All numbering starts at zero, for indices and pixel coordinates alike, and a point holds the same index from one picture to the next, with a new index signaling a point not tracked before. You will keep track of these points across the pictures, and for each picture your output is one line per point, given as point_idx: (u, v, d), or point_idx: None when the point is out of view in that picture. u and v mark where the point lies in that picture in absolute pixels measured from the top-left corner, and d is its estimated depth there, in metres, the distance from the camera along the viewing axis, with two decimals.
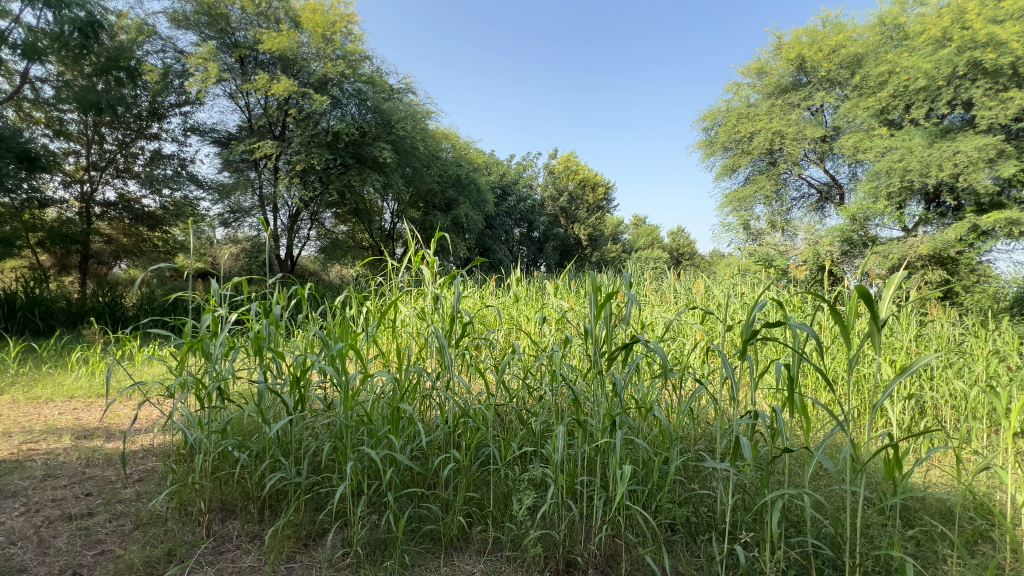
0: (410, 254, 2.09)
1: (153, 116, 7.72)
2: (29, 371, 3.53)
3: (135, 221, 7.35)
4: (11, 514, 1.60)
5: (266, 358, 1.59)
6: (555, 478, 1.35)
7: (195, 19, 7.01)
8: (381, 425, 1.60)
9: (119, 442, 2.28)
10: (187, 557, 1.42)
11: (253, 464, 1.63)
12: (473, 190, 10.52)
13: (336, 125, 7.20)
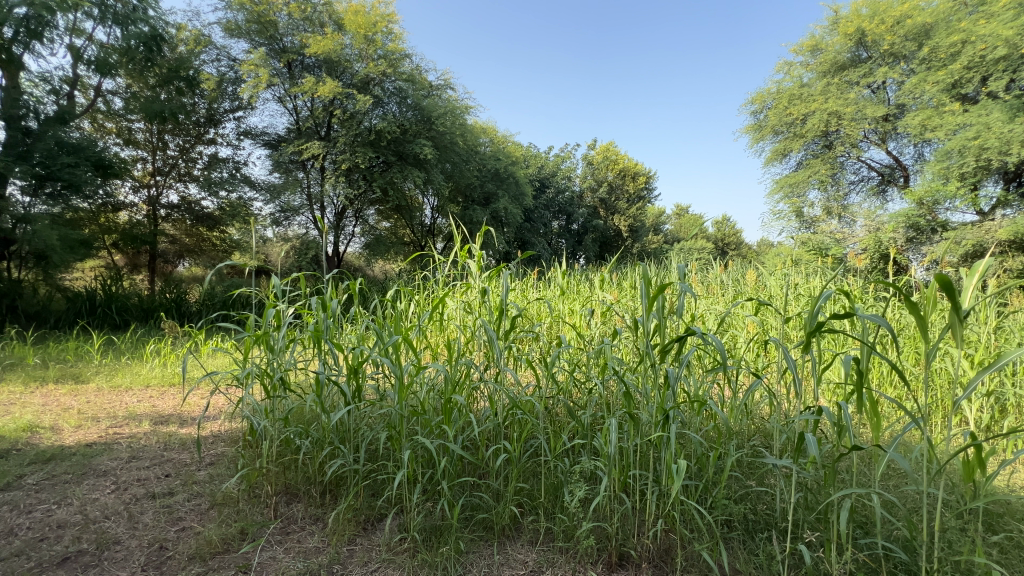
0: (457, 248, 2.12)
1: (210, 122, 8.18)
2: (110, 362, 3.86)
3: (196, 221, 7.83)
4: (103, 492, 1.76)
5: (325, 350, 1.67)
6: (607, 470, 1.35)
7: (247, 27, 7.34)
8: (433, 416, 1.65)
9: (191, 428, 2.46)
10: (258, 536, 1.51)
11: (315, 451, 1.72)
12: (512, 184, 10.54)
13: (378, 124, 7.36)
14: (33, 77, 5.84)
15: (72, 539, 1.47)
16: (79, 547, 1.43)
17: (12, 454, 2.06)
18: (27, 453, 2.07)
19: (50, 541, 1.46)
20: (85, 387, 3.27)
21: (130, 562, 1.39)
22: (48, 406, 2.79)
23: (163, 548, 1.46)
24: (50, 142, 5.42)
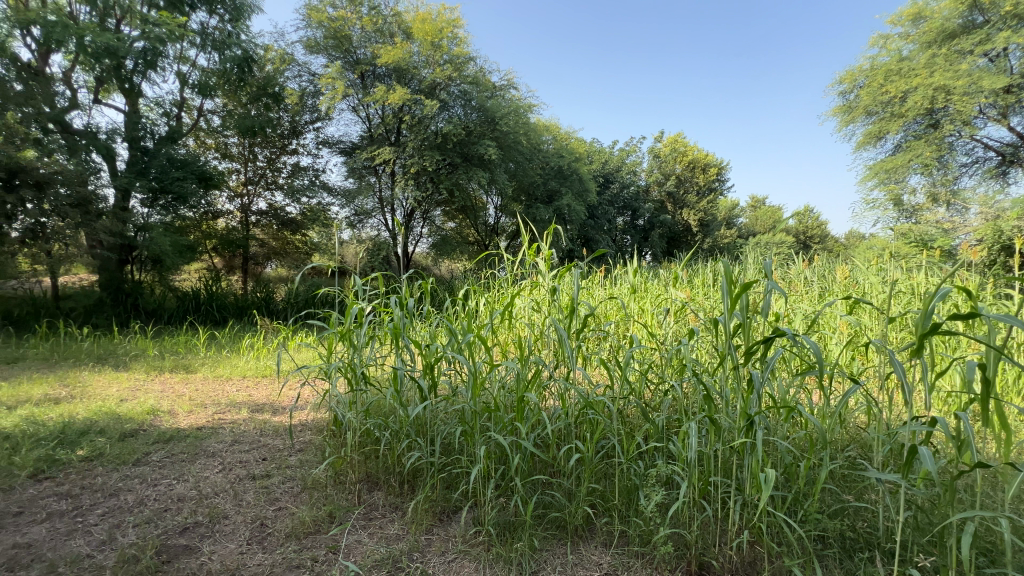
0: (526, 247, 2.13)
1: (293, 134, 8.80)
2: (213, 354, 4.30)
3: (281, 226, 8.49)
4: (211, 471, 1.97)
5: (404, 347, 1.74)
6: (686, 476, 1.30)
7: (324, 43, 7.84)
8: (506, 413, 1.67)
9: (283, 417, 2.69)
10: (344, 520, 1.62)
11: (394, 442, 1.81)
12: (575, 180, 10.44)
13: (444, 127, 7.56)
14: (149, 102, 6.64)
15: (189, 511, 1.65)
16: (195, 519, 1.61)
17: (139, 434, 2.36)
18: (150, 434, 2.36)
19: (172, 512, 1.65)
20: (194, 377, 3.67)
21: (236, 535, 1.54)
22: (165, 393, 3.17)
23: (263, 525, 1.60)
24: (162, 160, 6.16)
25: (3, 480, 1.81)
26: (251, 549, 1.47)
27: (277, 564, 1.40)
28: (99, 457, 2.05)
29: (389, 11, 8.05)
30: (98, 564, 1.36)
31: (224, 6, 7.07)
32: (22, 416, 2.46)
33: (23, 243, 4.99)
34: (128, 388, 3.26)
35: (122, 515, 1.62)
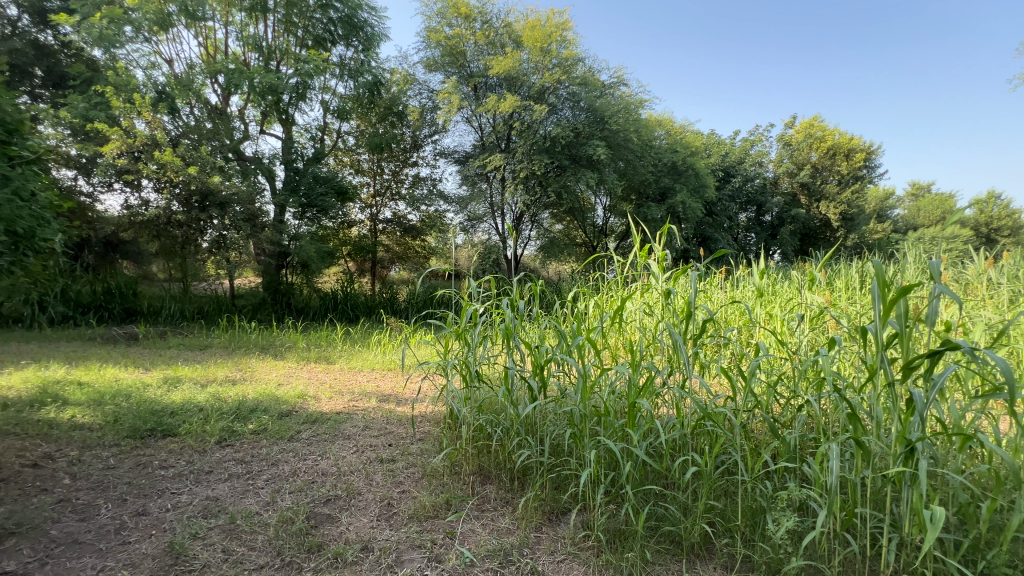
0: (637, 248, 2.06)
1: (414, 147, 9.30)
2: (349, 348, 4.87)
3: (404, 233, 9.25)
4: (348, 452, 2.22)
5: (516, 347, 1.80)
6: (827, 505, 1.15)
7: (442, 61, 8.39)
8: (616, 418, 1.64)
9: (406, 408, 2.95)
10: (460, 508, 1.72)
11: (505, 439, 1.88)
12: (691, 176, 9.82)
13: (553, 130, 7.61)
14: (300, 129, 7.73)
15: (331, 485, 1.88)
16: (335, 492, 1.83)
17: (292, 414, 2.75)
18: (301, 415, 2.74)
19: (318, 483, 1.90)
20: (334, 367, 4.19)
21: (368, 511, 1.71)
22: (311, 380, 3.65)
23: (389, 505, 1.76)
24: (310, 178, 7.13)
25: (198, 444, 2.24)
26: (380, 525, 1.63)
27: (402, 541, 1.54)
28: (263, 431, 2.44)
29: (500, 23, 8.35)
30: (264, 521, 1.61)
31: (358, 38, 7.97)
32: (210, 393, 3.02)
33: (210, 251, 6.18)
34: (284, 374, 3.83)
35: (281, 482, 1.91)
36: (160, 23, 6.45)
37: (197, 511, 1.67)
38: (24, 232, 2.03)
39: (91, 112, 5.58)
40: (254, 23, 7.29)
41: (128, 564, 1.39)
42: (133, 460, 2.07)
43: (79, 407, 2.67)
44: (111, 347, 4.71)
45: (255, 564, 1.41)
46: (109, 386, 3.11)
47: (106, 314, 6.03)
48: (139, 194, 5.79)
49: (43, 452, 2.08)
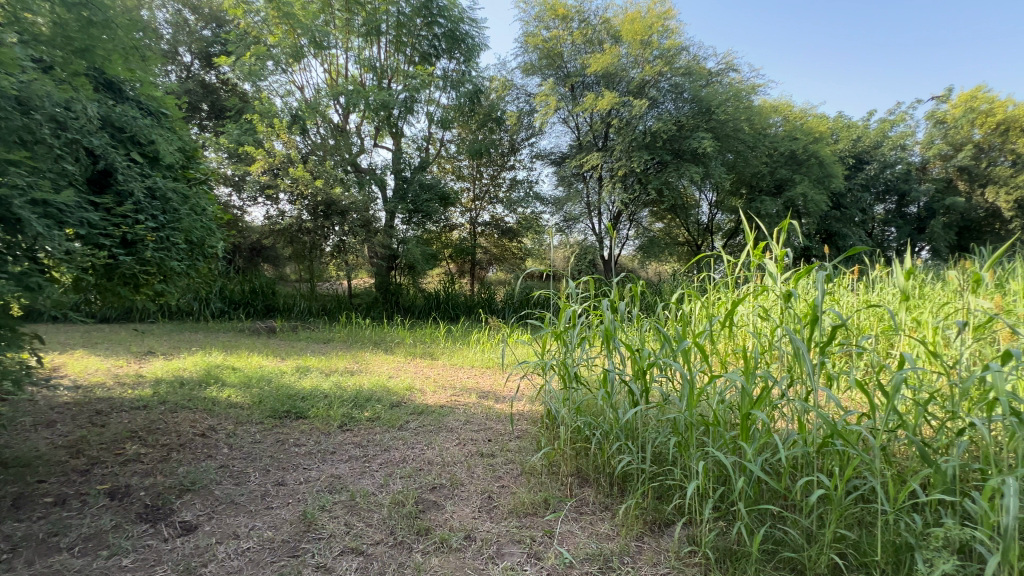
0: (751, 246, 1.90)
1: (511, 151, 9.49)
2: (451, 346, 5.13)
3: (501, 235, 9.50)
4: (451, 443, 2.35)
5: (617, 350, 1.76)
6: (1000, 551, 0.96)
7: (539, 64, 8.47)
8: (726, 430, 1.53)
9: (504, 405, 3.04)
10: (558, 508, 1.73)
11: (605, 443, 1.85)
12: (813, 165, 8.80)
13: (653, 125, 7.27)
14: (408, 140, 8.32)
15: (436, 474, 2.00)
16: (440, 480, 1.94)
17: (401, 405, 2.98)
18: (409, 406, 2.96)
19: (425, 471, 2.03)
20: (438, 363, 4.45)
21: (470, 502, 1.79)
22: (417, 374, 3.92)
23: (490, 497, 1.82)
24: (417, 185, 7.65)
25: (324, 427, 2.52)
26: (481, 516, 1.70)
27: (502, 534, 1.58)
28: (377, 419, 2.68)
29: (598, 20, 8.22)
30: (378, 501, 1.76)
31: (460, 50, 8.39)
32: (333, 382, 3.39)
33: (332, 255, 6.90)
34: (394, 368, 4.15)
35: (393, 466, 2.08)
36: (294, 55, 7.37)
37: (323, 486, 1.88)
38: (195, 239, 2.45)
39: (242, 137, 6.55)
40: (370, 46, 7.99)
41: (271, 526, 1.60)
42: (274, 436, 2.39)
43: (234, 388, 3.15)
44: (255, 338, 5.48)
45: (372, 539, 1.54)
46: (254, 372, 3.63)
47: (251, 310, 7.06)
48: (277, 206, 6.66)
49: (208, 424, 2.49)
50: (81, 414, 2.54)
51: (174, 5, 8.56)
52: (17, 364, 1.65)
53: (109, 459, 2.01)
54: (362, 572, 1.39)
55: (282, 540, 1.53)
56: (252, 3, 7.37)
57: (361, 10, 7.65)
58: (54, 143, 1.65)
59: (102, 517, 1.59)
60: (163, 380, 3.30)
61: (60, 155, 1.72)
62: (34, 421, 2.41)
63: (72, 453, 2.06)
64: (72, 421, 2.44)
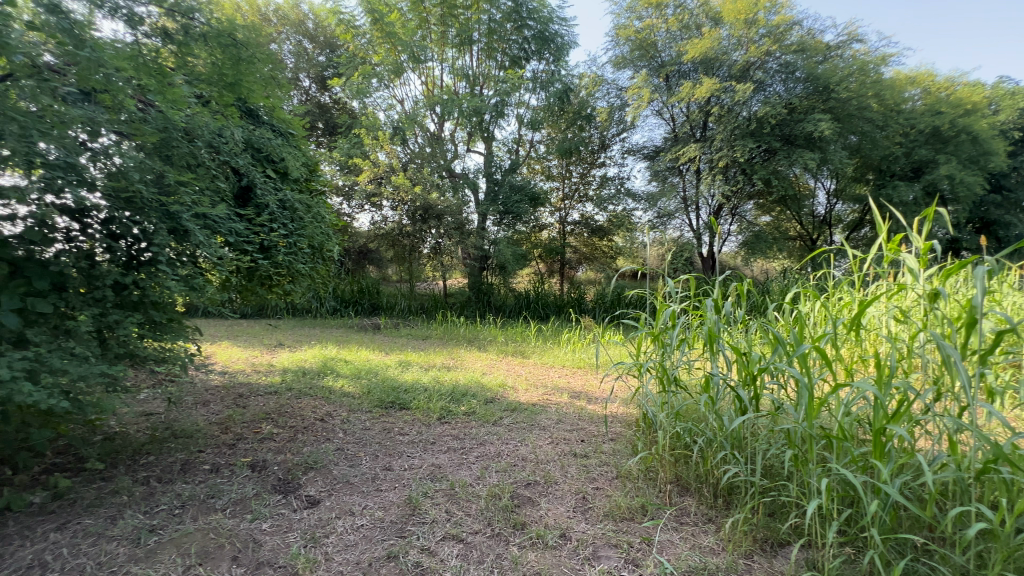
0: (884, 240, 1.67)
1: (602, 149, 9.25)
2: (542, 345, 5.17)
3: (591, 234, 9.35)
4: (544, 442, 2.37)
5: (723, 353, 1.64)
6: None
7: (631, 56, 8.19)
8: (854, 446, 1.37)
9: (597, 406, 3.00)
10: (657, 516, 1.67)
11: (708, 452, 1.74)
12: (963, 142, 7.50)
13: (760, 110, 6.64)
14: (499, 143, 8.53)
15: (530, 470, 2.02)
16: (535, 477, 1.96)
17: (495, 401, 3.07)
18: (503, 402, 3.04)
19: (519, 467, 2.07)
20: (529, 361, 4.51)
21: (565, 501, 1.79)
22: (509, 372, 4.00)
23: (584, 498, 1.81)
24: (507, 187, 7.83)
25: (425, 418, 2.68)
26: (576, 516, 1.69)
27: (598, 536, 1.56)
28: (473, 413, 2.79)
29: (696, 3, 7.75)
30: (476, 493, 1.83)
31: (549, 50, 8.40)
32: (432, 377, 3.59)
33: (429, 256, 7.30)
34: (487, 365, 4.28)
35: (489, 460, 2.15)
36: (395, 71, 7.92)
37: (426, 474, 2.00)
38: (317, 244, 2.75)
39: (351, 151, 7.19)
40: (463, 55, 8.33)
41: (381, 507, 1.74)
42: (381, 424, 2.59)
43: (347, 378, 3.48)
44: (363, 334, 5.98)
45: (471, 528, 1.61)
46: (363, 365, 3.97)
47: (359, 308, 7.74)
48: (380, 212, 7.20)
49: (327, 410, 2.78)
50: (228, 396, 2.97)
51: (296, 36, 9.68)
52: (185, 350, 2.00)
53: (250, 436, 2.33)
54: (463, 560, 1.46)
55: (390, 521, 1.65)
56: (360, 27, 8.06)
57: (454, 21, 8.00)
58: (211, 165, 1.97)
59: (246, 485, 1.85)
60: (289, 369, 3.74)
61: (215, 174, 2.04)
62: (193, 401, 2.86)
63: (222, 429, 2.41)
64: (222, 402, 2.87)
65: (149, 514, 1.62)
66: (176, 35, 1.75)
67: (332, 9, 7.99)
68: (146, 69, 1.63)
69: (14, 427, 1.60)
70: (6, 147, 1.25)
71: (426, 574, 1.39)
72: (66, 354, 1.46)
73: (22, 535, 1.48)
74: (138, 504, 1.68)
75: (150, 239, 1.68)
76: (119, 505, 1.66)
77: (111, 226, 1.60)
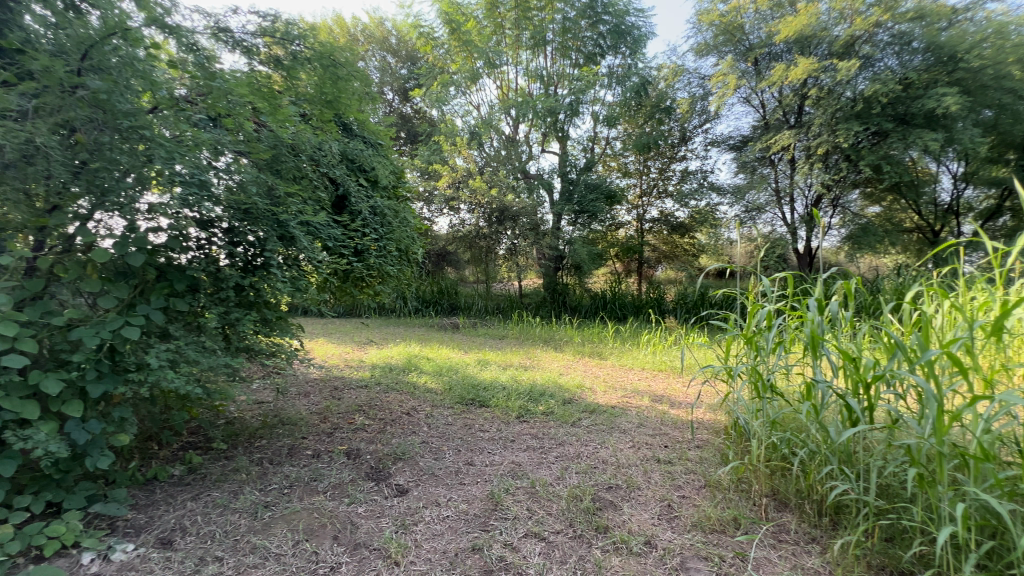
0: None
1: (682, 142, 8.82)
2: (620, 346, 5.05)
3: (671, 231, 8.96)
4: (625, 445, 2.31)
5: (828, 359, 1.50)
6: None
7: (715, 42, 7.70)
8: (998, 469, 1.19)
9: (680, 412, 2.87)
10: (751, 530, 1.57)
11: (810, 465, 1.61)
12: None
13: (868, 88, 5.95)
14: (574, 142, 8.46)
15: (611, 474, 1.98)
16: (616, 481, 1.92)
17: (573, 402, 3.05)
18: (581, 403, 3.01)
19: (600, 470, 2.03)
20: (607, 362, 4.43)
21: (649, 507, 1.73)
22: (586, 373, 3.95)
23: (670, 506, 1.74)
24: (583, 186, 7.73)
25: (505, 416, 2.73)
26: (662, 524, 1.63)
27: (686, 547, 1.50)
28: (551, 413, 2.79)
29: None
30: (557, 492, 1.83)
31: (626, 44, 8.16)
32: (510, 376, 3.66)
33: (505, 258, 7.41)
34: (564, 365, 4.27)
35: (569, 460, 2.14)
36: (472, 78, 8.17)
37: (507, 471, 2.04)
38: (403, 246, 2.92)
39: (431, 157, 7.53)
40: (537, 57, 8.37)
41: (465, 500, 1.80)
42: (462, 420, 2.68)
43: (430, 375, 3.64)
44: (443, 332, 6.23)
45: (553, 529, 1.61)
46: (444, 363, 4.13)
47: (439, 308, 8.09)
48: (458, 216, 7.45)
49: (412, 405, 2.93)
50: (325, 388, 3.24)
51: (381, 52, 10.42)
52: (292, 345, 2.22)
53: (345, 426, 2.52)
54: (545, 558, 1.47)
55: (474, 514, 1.71)
56: (438, 39, 8.41)
57: (529, 24, 8.04)
58: (313, 176, 2.17)
59: (343, 471, 2.00)
60: (377, 365, 4.01)
61: (316, 185, 2.24)
62: (297, 392, 3.15)
63: (321, 418, 2.64)
64: (320, 394, 3.13)
65: (263, 492, 1.81)
66: (285, 62, 1.96)
67: (413, 24, 8.42)
68: (260, 94, 1.82)
69: (160, 408, 1.87)
70: (155, 168, 1.50)
71: (509, 569, 1.42)
72: (198, 346, 1.68)
73: (166, 501, 1.72)
74: (254, 482, 1.88)
75: (262, 246, 1.85)
76: (240, 481, 1.88)
77: (232, 235, 1.78)
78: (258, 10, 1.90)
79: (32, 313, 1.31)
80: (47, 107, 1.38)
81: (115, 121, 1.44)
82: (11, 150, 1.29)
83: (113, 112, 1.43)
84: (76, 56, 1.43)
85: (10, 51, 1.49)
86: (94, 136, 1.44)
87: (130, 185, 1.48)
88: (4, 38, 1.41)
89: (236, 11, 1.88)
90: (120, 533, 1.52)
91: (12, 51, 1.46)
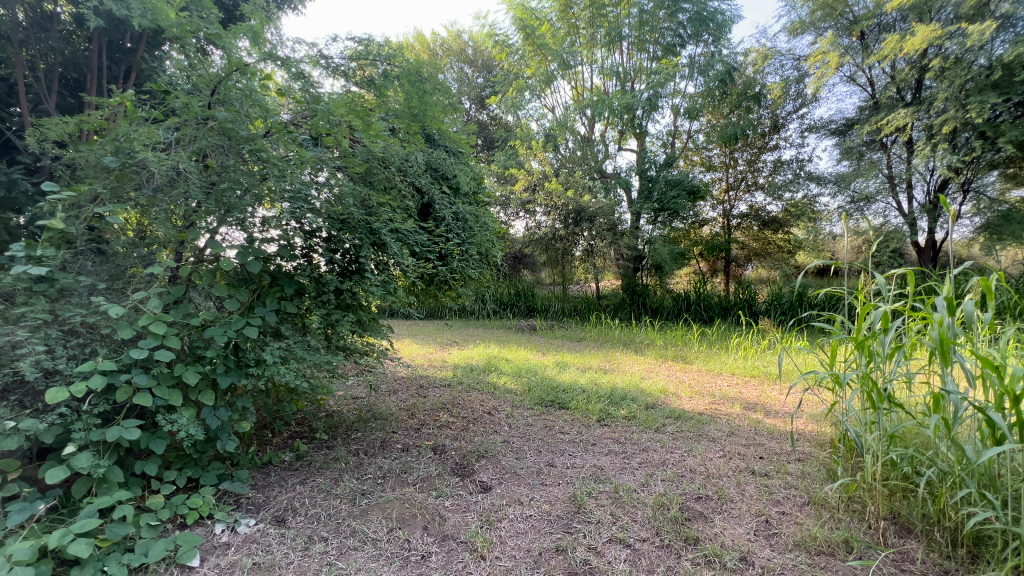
0: None
1: (774, 130, 8.19)
2: (705, 350, 4.77)
3: (763, 226, 8.33)
4: (715, 454, 2.19)
5: (961, 366, 1.29)
6: None
7: (812, 19, 7.06)
8: None
9: (777, 421, 2.66)
10: (867, 555, 1.42)
11: (941, 488, 1.43)
12: None
13: (1008, 52, 5.07)
14: (653, 138, 8.19)
15: (699, 484, 1.88)
16: (706, 491, 1.82)
17: (656, 407, 2.94)
18: (665, 409, 2.89)
19: (687, 478, 1.94)
20: (692, 366, 4.21)
21: (744, 521, 1.62)
22: (670, 378, 3.78)
23: (768, 522, 1.62)
24: (663, 183, 7.42)
25: (585, 420, 2.70)
26: (759, 541, 1.52)
27: (788, 567, 1.38)
28: (633, 418, 2.71)
29: None
30: (641, 500, 1.77)
31: (708, 31, 7.70)
32: (589, 378, 3.63)
33: (582, 259, 7.35)
34: (645, 369, 4.13)
35: (653, 467, 2.06)
36: (546, 81, 8.27)
37: (589, 474, 2.01)
38: (484, 250, 3.01)
39: (508, 162, 7.72)
40: (612, 54, 8.22)
41: (547, 500, 1.81)
42: (542, 421, 2.69)
43: (509, 375, 3.72)
44: (521, 334, 6.32)
45: (638, 535, 1.57)
46: (522, 363, 4.20)
47: (516, 310, 8.22)
48: (534, 218, 7.51)
49: (493, 404, 3.00)
50: (412, 386, 3.43)
51: (458, 64, 10.84)
52: (383, 344, 2.39)
53: (431, 422, 2.65)
54: (631, 565, 1.43)
55: (557, 515, 1.71)
56: (513, 45, 8.59)
57: (603, 21, 7.90)
58: (401, 186, 2.29)
59: (431, 465, 2.11)
60: (459, 365, 4.17)
61: (404, 194, 2.36)
62: (386, 389, 3.35)
63: (409, 414, 2.79)
64: (407, 391, 3.31)
65: (360, 480, 1.96)
66: (376, 83, 2.12)
67: (489, 34, 8.67)
68: (356, 113, 1.98)
69: (273, 400, 2.08)
70: (269, 185, 1.68)
71: (594, 572, 1.40)
72: (304, 345, 1.87)
73: (279, 483, 1.92)
74: (353, 470, 2.04)
75: (356, 252, 1.98)
76: (340, 470, 2.04)
77: (331, 243, 1.92)
78: (354, 35, 2.07)
79: (176, 315, 1.52)
80: (186, 137, 1.63)
81: (237, 145, 1.65)
82: (160, 177, 1.53)
83: (236, 138, 1.63)
84: (208, 91, 1.66)
85: (159, 92, 1.75)
86: (221, 160, 1.65)
87: (249, 201, 1.67)
88: (154, 82, 1.68)
89: (335, 38, 2.06)
90: (243, 509, 1.72)
91: (159, 92, 1.72)
